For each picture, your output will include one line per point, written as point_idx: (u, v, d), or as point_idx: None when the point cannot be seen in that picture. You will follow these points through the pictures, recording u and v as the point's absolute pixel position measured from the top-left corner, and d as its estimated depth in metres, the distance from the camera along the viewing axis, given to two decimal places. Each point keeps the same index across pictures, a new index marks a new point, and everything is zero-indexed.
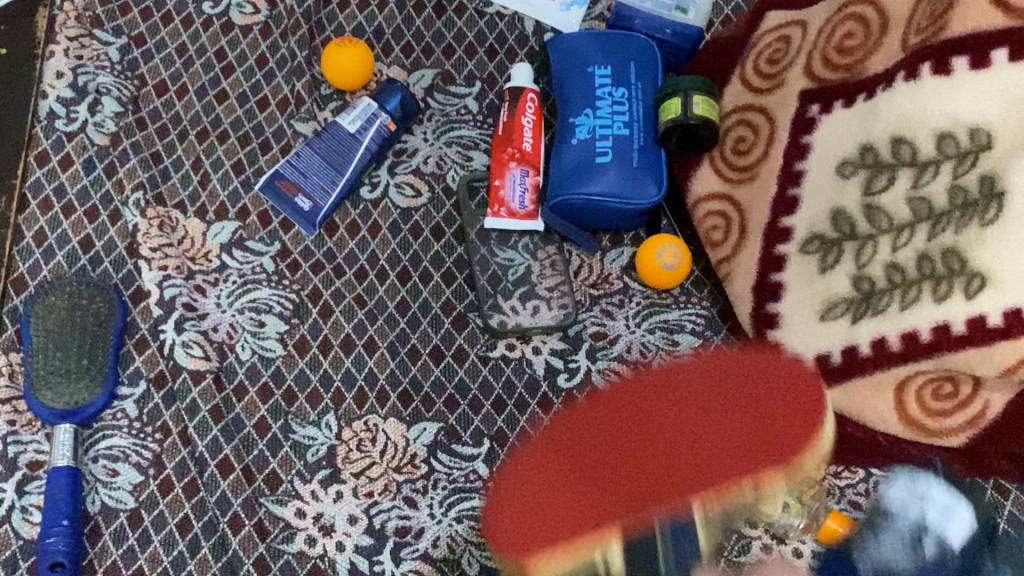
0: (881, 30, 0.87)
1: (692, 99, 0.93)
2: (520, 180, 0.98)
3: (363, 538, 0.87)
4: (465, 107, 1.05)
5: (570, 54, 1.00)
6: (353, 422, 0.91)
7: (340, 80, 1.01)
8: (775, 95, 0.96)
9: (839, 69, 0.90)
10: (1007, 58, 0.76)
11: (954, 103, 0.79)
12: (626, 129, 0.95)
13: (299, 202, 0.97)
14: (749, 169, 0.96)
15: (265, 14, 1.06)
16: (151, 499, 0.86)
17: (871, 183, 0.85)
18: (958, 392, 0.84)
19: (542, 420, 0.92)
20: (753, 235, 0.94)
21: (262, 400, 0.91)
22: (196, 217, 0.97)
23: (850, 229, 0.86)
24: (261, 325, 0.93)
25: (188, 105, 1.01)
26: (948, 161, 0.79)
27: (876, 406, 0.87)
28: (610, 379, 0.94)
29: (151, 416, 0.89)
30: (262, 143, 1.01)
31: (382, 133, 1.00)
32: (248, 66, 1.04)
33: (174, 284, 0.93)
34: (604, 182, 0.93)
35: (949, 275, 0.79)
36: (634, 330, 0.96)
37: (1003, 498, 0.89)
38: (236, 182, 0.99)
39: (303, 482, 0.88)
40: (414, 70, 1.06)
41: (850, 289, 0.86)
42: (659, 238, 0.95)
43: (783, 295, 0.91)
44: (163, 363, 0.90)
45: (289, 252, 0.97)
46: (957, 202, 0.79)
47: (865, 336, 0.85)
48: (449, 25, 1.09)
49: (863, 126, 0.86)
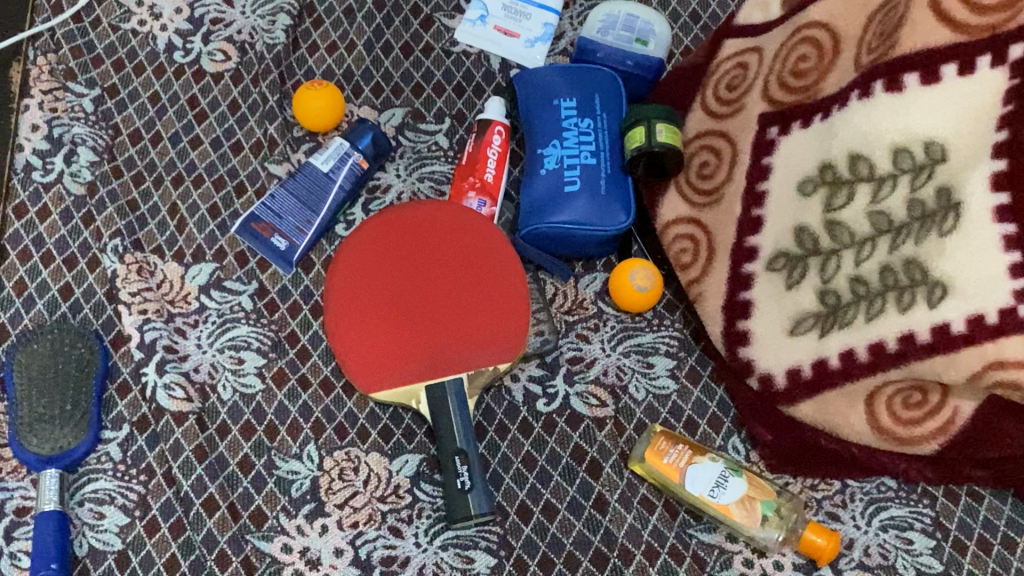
0: (834, 53, 0.91)
1: (655, 127, 0.95)
2: (478, 209, 1.01)
3: (350, 569, 0.88)
4: (435, 143, 1.07)
5: (536, 88, 1.03)
6: (334, 452, 0.92)
7: (312, 122, 1.03)
8: (737, 119, 0.98)
9: (796, 91, 0.93)
10: (956, 72, 0.80)
11: (908, 119, 0.82)
12: (593, 157, 0.98)
13: (276, 242, 0.98)
14: (714, 192, 0.98)
15: (236, 61, 1.08)
16: (138, 539, 0.87)
17: (831, 200, 0.87)
18: (927, 400, 0.86)
19: (522, 445, 0.93)
20: (722, 255, 0.96)
21: (245, 438, 0.92)
22: (174, 261, 0.98)
23: (814, 245, 0.88)
24: (240, 362, 0.95)
25: (163, 152, 1.03)
26: (904, 175, 0.82)
27: (848, 417, 0.89)
28: (589, 402, 0.96)
29: (135, 459, 0.90)
30: (236, 186, 1.03)
31: (355, 172, 1.01)
32: (221, 112, 1.06)
33: (154, 327, 0.95)
34: (573, 210, 0.95)
35: (912, 285, 0.81)
36: (610, 353, 0.98)
37: (978, 503, 0.90)
38: (212, 226, 1.00)
39: (288, 517, 0.89)
40: (384, 109, 1.09)
41: (817, 303, 0.88)
42: (631, 262, 0.97)
43: (752, 312, 0.93)
44: (145, 406, 0.92)
45: (266, 290, 0.98)
46: (915, 214, 0.81)
47: (834, 348, 0.87)
48: (417, 64, 1.11)
49: (822, 145, 0.89)
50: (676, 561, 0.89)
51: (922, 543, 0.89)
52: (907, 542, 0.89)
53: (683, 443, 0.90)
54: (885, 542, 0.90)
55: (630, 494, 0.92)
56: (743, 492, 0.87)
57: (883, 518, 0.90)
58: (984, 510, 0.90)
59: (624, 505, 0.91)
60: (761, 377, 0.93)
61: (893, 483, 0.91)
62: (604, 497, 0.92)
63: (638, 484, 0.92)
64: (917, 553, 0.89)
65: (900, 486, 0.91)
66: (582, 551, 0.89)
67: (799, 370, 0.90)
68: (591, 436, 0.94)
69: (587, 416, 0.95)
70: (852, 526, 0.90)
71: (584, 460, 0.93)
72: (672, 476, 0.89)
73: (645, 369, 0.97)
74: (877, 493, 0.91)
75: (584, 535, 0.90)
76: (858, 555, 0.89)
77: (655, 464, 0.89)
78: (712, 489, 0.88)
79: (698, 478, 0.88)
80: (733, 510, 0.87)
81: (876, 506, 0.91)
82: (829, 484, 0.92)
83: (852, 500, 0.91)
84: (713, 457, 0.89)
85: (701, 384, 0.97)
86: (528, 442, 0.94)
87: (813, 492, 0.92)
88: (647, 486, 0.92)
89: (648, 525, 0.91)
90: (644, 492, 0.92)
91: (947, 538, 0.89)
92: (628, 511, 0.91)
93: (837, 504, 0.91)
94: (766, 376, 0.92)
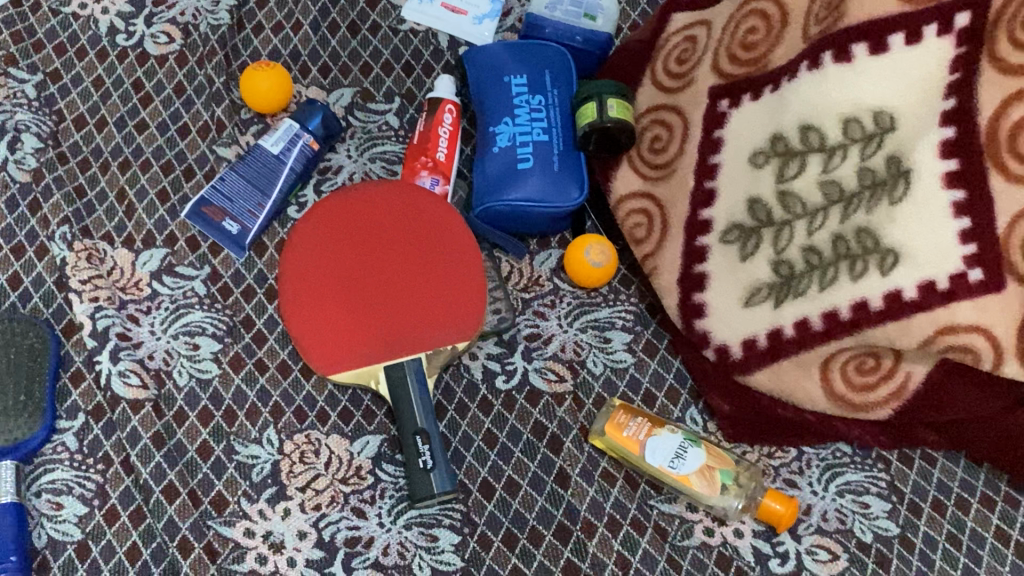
0: (782, 25, 0.92)
1: (606, 102, 0.95)
2: (431, 188, 1.01)
3: (313, 552, 0.87)
4: (386, 123, 1.06)
5: (486, 65, 1.03)
6: (294, 435, 0.91)
7: (259, 103, 1.02)
8: (687, 93, 0.99)
9: (745, 64, 0.94)
10: (903, 41, 0.81)
11: (857, 89, 0.84)
12: (545, 134, 0.98)
13: (227, 226, 0.97)
14: (667, 166, 0.99)
15: (180, 43, 1.07)
16: (98, 529, 0.86)
17: (783, 170, 0.88)
18: (880, 365, 0.87)
19: (482, 422, 0.94)
20: (676, 228, 0.97)
21: (203, 423, 0.91)
22: (124, 247, 0.97)
23: (767, 216, 0.90)
24: (195, 348, 0.94)
25: (109, 137, 1.02)
26: (855, 144, 0.84)
27: (803, 385, 0.90)
28: (547, 377, 0.96)
29: (91, 448, 0.89)
30: (185, 170, 1.01)
31: (306, 153, 1.00)
32: (166, 95, 1.04)
33: (106, 315, 0.93)
34: (527, 187, 0.95)
35: (864, 253, 0.83)
36: (567, 329, 0.98)
37: (932, 466, 0.92)
38: (162, 210, 0.99)
39: (250, 502, 0.88)
40: (333, 89, 1.07)
41: (770, 274, 0.89)
42: (586, 238, 0.97)
43: (707, 284, 0.94)
44: (100, 394, 0.91)
45: (219, 275, 0.97)
46: (866, 182, 0.83)
47: (789, 318, 0.88)
48: (365, 43, 1.10)
49: (772, 117, 0.90)
50: (639, 532, 0.90)
51: (878, 506, 0.91)
52: (863, 506, 0.91)
53: (642, 416, 0.91)
54: (842, 506, 0.91)
55: (591, 468, 0.93)
56: (703, 462, 0.88)
57: (840, 483, 0.92)
58: (937, 473, 0.92)
59: (585, 478, 0.92)
60: (717, 348, 0.93)
61: (848, 449, 0.93)
62: (565, 471, 0.92)
63: (599, 458, 0.93)
64: (873, 517, 0.90)
65: (854, 451, 0.93)
66: (545, 526, 0.90)
67: (755, 340, 0.91)
68: (550, 412, 0.95)
69: (546, 392, 0.96)
70: (809, 492, 0.92)
71: (544, 436, 0.94)
72: (632, 449, 0.89)
73: (602, 344, 0.98)
74: (832, 459, 0.93)
75: (547, 509, 0.90)
76: (816, 520, 0.91)
77: (615, 438, 0.90)
78: (672, 460, 0.88)
79: (657, 450, 0.89)
80: (693, 480, 0.88)
81: (832, 471, 0.92)
82: (786, 452, 0.93)
83: (808, 467, 0.93)
84: (673, 429, 0.90)
85: (658, 357, 0.98)
86: (488, 419, 0.94)
87: (771, 460, 0.93)
88: (608, 460, 0.93)
89: (609, 498, 0.91)
90: (605, 465, 0.93)
91: (902, 501, 0.91)
92: (590, 484, 0.92)
93: (794, 471, 0.93)
94: (722, 347, 0.93)
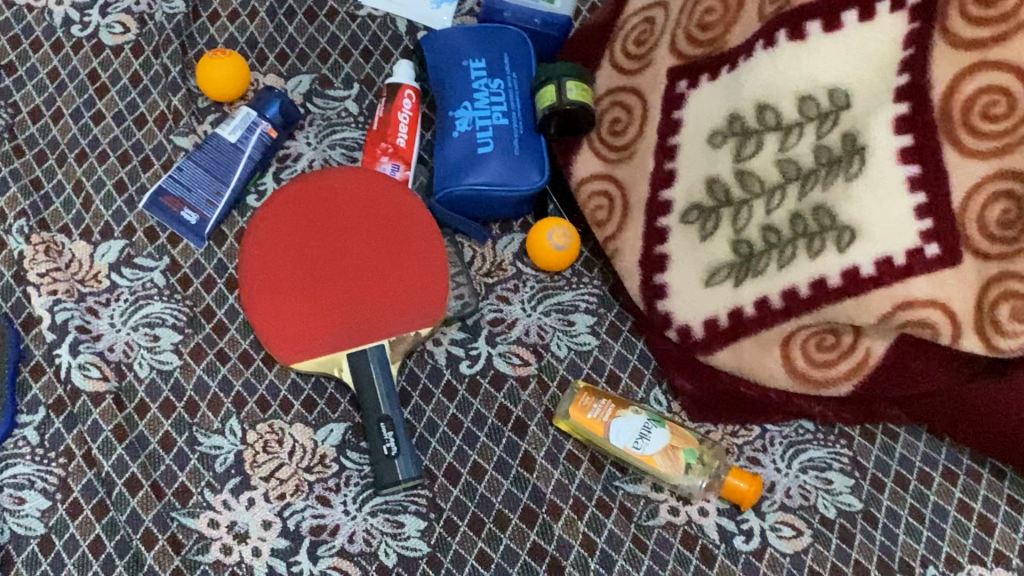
0: (738, 5, 0.91)
1: (565, 85, 0.95)
2: (391, 175, 1.01)
3: (278, 541, 0.87)
4: (345, 109, 1.06)
5: (444, 49, 1.01)
6: (257, 425, 0.91)
7: (215, 91, 1.01)
8: (645, 75, 0.98)
9: (702, 45, 0.94)
10: (856, 19, 0.82)
11: (812, 67, 0.85)
12: (505, 118, 0.97)
13: (186, 216, 0.97)
14: (626, 148, 0.98)
15: (135, 33, 1.05)
16: (60, 523, 0.86)
17: (740, 150, 0.89)
18: (840, 342, 0.88)
19: (447, 408, 0.94)
20: (636, 210, 0.96)
21: (165, 414, 0.91)
22: (81, 239, 0.96)
23: (725, 196, 0.90)
24: (155, 339, 0.93)
25: (65, 129, 1.01)
26: (810, 123, 0.85)
27: (765, 363, 0.90)
28: (512, 361, 0.96)
29: (53, 442, 0.88)
30: (142, 160, 1.01)
31: (263, 141, 1.00)
32: (122, 85, 1.03)
33: (65, 308, 0.93)
34: (487, 171, 0.95)
35: (821, 231, 0.84)
36: (531, 313, 0.98)
37: (894, 442, 0.93)
38: (119, 201, 0.98)
39: (213, 492, 0.88)
40: (291, 76, 1.07)
41: (730, 253, 0.90)
42: (548, 221, 0.97)
43: (668, 265, 0.94)
44: (60, 388, 0.90)
45: (179, 266, 0.97)
46: (821, 160, 0.84)
47: (749, 296, 0.89)
48: (322, 29, 1.09)
49: (728, 96, 0.91)
50: (604, 513, 0.90)
51: (841, 482, 0.91)
52: (826, 482, 0.91)
53: (606, 397, 0.91)
54: (805, 482, 0.92)
55: (556, 451, 0.93)
56: (667, 442, 0.88)
57: (803, 460, 0.92)
58: (899, 448, 0.92)
59: (550, 461, 0.92)
60: (679, 329, 0.93)
61: (811, 425, 0.94)
62: (530, 455, 0.92)
63: (564, 441, 0.93)
64: (837, 493, 0.91)
65: (817, 428, 0.94)
66: (511, 509, 0.90)
67: (716, 320, 0.91)
68: (515, 396, 0.95)
69: (510, 376, 0.96)
70: (772, 469, 0.92)
71: (509, 420, 0.94)
72: (597, 431, 0.89)
73: (566, 327, 0.98)
74: (796, 437, 0.93)
75: (512, 493, 0.91)
76: (779, 497, 0.91)
77: (579, 420, 0.90)
78: (636, 441, 0.88)
79: (622, 431, 0.89)
80: (657, 460, 0.88)
81: (795, 448, 0.93)
82: (749, 430, 0.94)
83: (771, 445, 0.93)
84: (636, 410, 0.90)
85: (621, 338, 0.98)
86: (453, 404, 0.94)
87: (734, 438, 0.94)
88: (572, 442, 0.93)
89: (575, 480, 0.92)
90: (570, 448, 0.93)
91: (865, 476, 0.92)
92: (555, 467, 0.92)
93: (758, 449, 0.93)
94: (684, 328, 0.93)
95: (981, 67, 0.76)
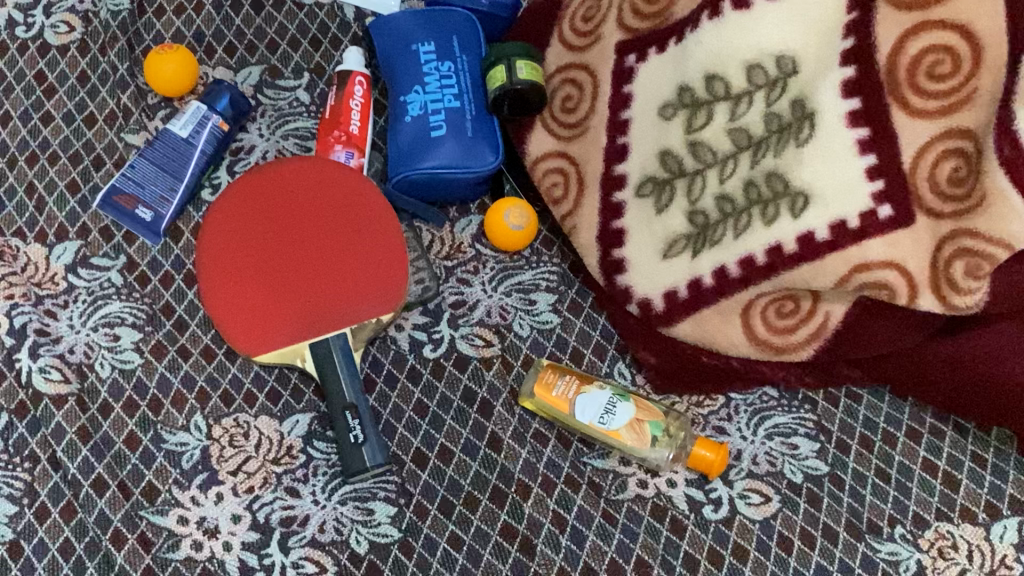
0: None
1: (515, 64, 0.94)
2: (346, 162, 1.00)
3: (249, 534, 0.88)
4: (296, 99, 1.05)
5: (392, 34, 1.00)
6: (222, 419, 0.91)
7: (164, 86, 1.00)
8: (594, 50, 0.97)
9: (649, 18, 0.94)
10: None
11: (756, 36, 0.85)
12: (457, 100, 0.97)
13: (140, 213, 0.96)
14: (579, 124, 0.98)
15: (81, 32, 1.04)
16: (29, 528, 0.85)
17: (691, 121, 0.89)
18: (799, 308, 0.88)
19: (412, 393, 0.94)
20: (591, 186, 0.96)
21: (129, 414, 0.90)
22: (36, 242, 0.95)
23: (678, 167, 0.90)
24: (116, 339, 0.93)
25: (14, 132, 1.00)
26: (759, 91, 0.86)
27: (725, 332, 0.91)
28: (474, 343, 0.96)
29: (17, 446, 0.88)
30: (94, 159, 0.99)
31: (215, 135, 0.99)
32: (70, 85, 1.02)
33: (22, 311, 0.92)
34: (441, 154, 0.94)
35: (775, 198, 0.84)
36: (492, 294, 0.98)
37: (858, 403, 0.94)
38: (73, 202, 0.97)
39: (182, 489, 0.88)
40: (240, 68, 1.06)
41: (686, 225, 0.90)
42: (504, 202, 0.97)
43: (626, 240, 0.94)
44: (22, 393, 0.90)
45: (136, 264, 0.96)
46: (772, 127, 0.85)
47: (707, 267, 0.89)
48: (270, 19, 1.08)
49: (677, 68, 0.91)
50: (573, 490, 0.91)
51: (807, 447, 0.92)
52: (792, 448, 0.92)
53: (570, 374, 0.91)
54: (771, 449, 0.92)
55: (523, 430, 0.93)
56: (632, 415, 0.89)
57: (769, 427, 0.93)
58: (863, 410, 0.93)
59: (517, 441, 0.92)
60: (639, 302, 0.94)
61: (775, 392, 0.94)
62: (497, 435, 0.93)
63: (531, 419, 0.93)
64: (803, 457, 0.92)
65: (781, 394, 0.94)
66: (481, 491, 0.90)
67: (676, 291, 0.91)
68: (479, 377, 0.95)
69: (474, 358, 0.96)
70: (738, 438, 0.93)
71: (474, 402, 0.94)
72: (562, 408, 0.90)
73: (527, 307, 0.98)
74: (760, 404, 0.94)
75: (481, 474, 0.91)
76: (747, 464, 0.92)
77: (545, 399, 0.90)
78: (602, 416, 0.89)
79: (587, 407, 0.89)
80: (624, 434, 0.89)
81: (760, 416, 0.93)
82: (714, 400, 0.94)
83: (736, 413, 0.94)
84: (601, 385, 0.91)
85: (583, 315, 0.98)
86: (418, 389, 0.94)
87: (700, 409, 0.94)
88: (539, 420, 0.93)
89: (543, 458, 0.92)
90: (536, 426, 0.93)
91: (830, 440, 0.92)
92: (522, 446, 0.92)
93: (723, 418, 0.94)
94: (645, 301, 0.93)
95: (924, 27, 0.77)
